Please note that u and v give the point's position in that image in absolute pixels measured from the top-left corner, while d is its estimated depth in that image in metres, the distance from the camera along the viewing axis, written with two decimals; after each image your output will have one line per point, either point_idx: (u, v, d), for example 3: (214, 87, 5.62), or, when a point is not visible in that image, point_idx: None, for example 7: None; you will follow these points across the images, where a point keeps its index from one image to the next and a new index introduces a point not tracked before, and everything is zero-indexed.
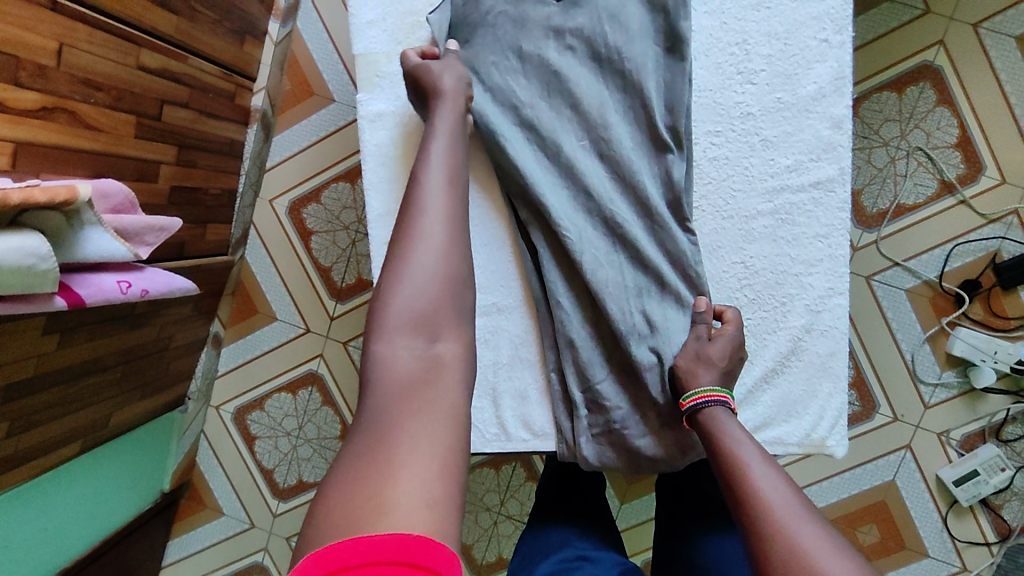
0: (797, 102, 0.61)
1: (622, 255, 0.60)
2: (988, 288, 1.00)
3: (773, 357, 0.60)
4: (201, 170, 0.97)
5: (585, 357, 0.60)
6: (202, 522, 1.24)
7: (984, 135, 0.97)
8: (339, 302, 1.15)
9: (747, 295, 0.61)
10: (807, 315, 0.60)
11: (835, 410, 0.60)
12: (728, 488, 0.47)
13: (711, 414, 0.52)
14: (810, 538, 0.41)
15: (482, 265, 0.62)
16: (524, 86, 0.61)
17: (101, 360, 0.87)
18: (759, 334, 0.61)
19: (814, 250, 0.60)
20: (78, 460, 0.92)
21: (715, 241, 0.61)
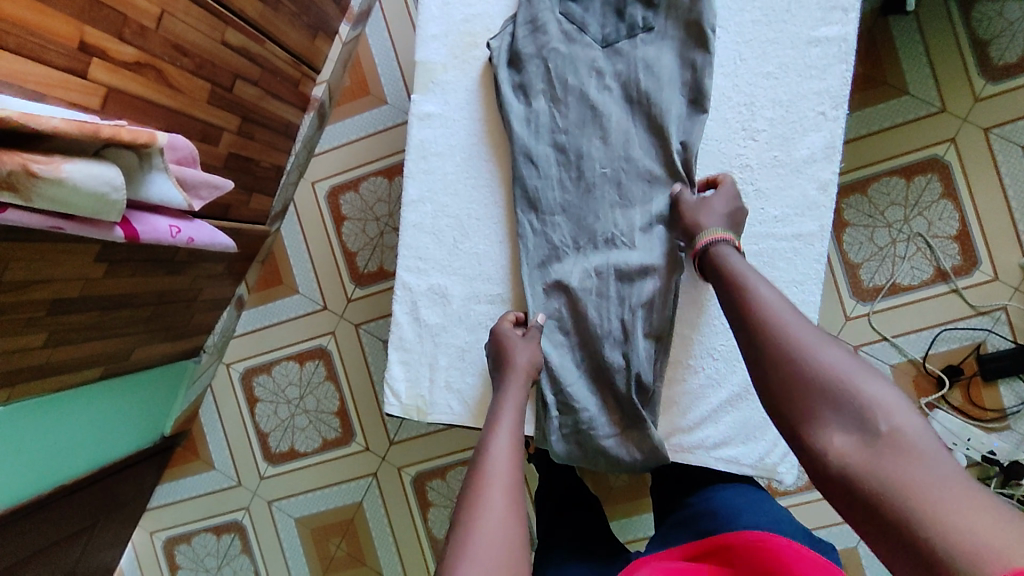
0: (791, 162, 0.66)
1: (613, 269, 0.65)
2: (970, 376, 1.04)
3: (739, 381, 0.65)
4: (256, 144, 1.06)
5: (560, 361, 0.66)
6: (194, 472, 1.30)
7: (983, 231, 1.03)
8: (358, 286, 1.22)
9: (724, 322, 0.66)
10: None
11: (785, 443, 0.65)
12: (732, 305, 0.55)
13: (716, 251, 0.59)
14: (801, 339, 0.48)
15: (491, 259, 0.68)
16: (556, 116, 0.69)
17: (137, 297, 0.95)
18: (730, 360, 0.66)
19: (787, 293, 0.65)
20: (96, 384, 0.99)
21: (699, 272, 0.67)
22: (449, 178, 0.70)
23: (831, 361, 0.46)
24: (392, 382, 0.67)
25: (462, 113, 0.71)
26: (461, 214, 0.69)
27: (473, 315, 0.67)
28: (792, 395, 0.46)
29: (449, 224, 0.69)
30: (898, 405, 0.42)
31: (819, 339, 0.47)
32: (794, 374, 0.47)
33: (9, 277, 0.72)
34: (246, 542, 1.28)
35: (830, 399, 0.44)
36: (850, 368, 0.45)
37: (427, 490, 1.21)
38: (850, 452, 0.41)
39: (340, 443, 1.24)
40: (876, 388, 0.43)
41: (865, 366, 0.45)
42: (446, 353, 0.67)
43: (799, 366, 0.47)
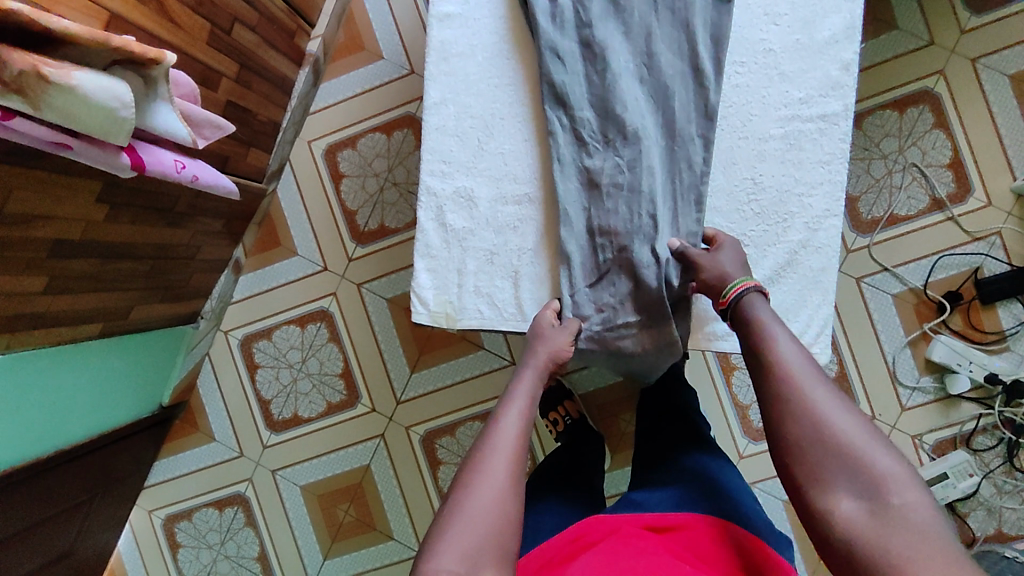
0: (812, 44, 0.66)
1: (647, 165, 0.63)
2: (969, 300, 1.06)
3: (771, 265, 0.64)
4: (254, 95, 1.04)
5: (578, 261, 0.64)
6: (194, 445, 1.27)
7: (975, 159, 1.06)
8: (359, 244, 1.21)
9: (755, 207, 0.65)
10: (805, 232, 0.64)
11: (822, 319, 0.64)
12: (751, 351, 0.59)
13: (749, 301, 0.60)
14: (821, 400, 0.54)
15: (516, 157, 0.66)
16: (580, 9, 0.66)
17: (137, 248, 0.92)
18: (760, 245, 0.65)
19: (815, 174, 0.64)
20: (96, 342, 0.96)
21: (729, 156, 0.65)
22: (471, 79, 0.67)
23: (847, 427, 0.52)
24: (419, 290, 0.65)
25: (479, 10, 0.68)
26: (486, 113, 0.66)
27: (500, 217, 0.65)
28: (810, 449, 0.53)
29: (472, 126, 0.66)
30: (905, 479, 0.49)
31: (836, 405, 0.53)
32: (816, 432, 0.53)
33: (13, 208, 0.69)
34: (251, 515, 1.25)
35: (848, 463, 0.51)
36: (863, 441, 0.52)
37: (436, 448, 1.19)
38: (855, 516, 0.49)
39: (346, 406, 1.22)
40: (886, 463, 0.50)
41: (877, 437, 0.52)
42: (474, 257, 0.65)
43: (821, 427, 0.53)
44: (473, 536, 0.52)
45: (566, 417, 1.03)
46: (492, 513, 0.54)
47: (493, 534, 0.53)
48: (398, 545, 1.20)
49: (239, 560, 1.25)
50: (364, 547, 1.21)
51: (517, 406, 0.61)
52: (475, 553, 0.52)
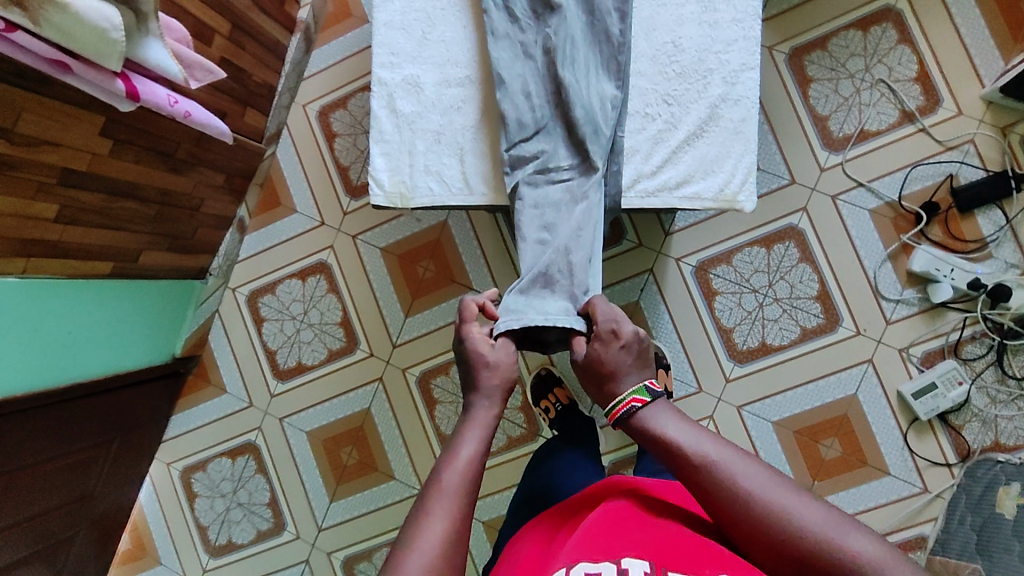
0: None
1: (576, 35, 0.68)
2: (947, 210, 1.07)
3: (694, 121, 0.68)
4: (247, 55, 1.13)
5: (518, 119, 0.69)
6: (207, 397, 1.34)
7: (942, 70, 1.07)
8: (353, 198, 1.28)
9: (676, 69, 0.69)
10: (724, 86, 0.68)
11: (745, 168, 0.68)
12: (673, 466, 0.57)
13: (642, 415, 0.60)
14: (768, 497, 0.52)
15: (450, 39, 0.71)
16: None
17: (141, 189, 1.01)
18: (683, 103, 0.69)
19: (730, 32, 0.68)
20: (108, 281, 1.05)
21: (650, 23, 0.69)
22: None
23: (816, 522, 0.50)
24: (375, 174, 0.71)
25: None
26: (427, 5, 0.71)
27: (444, 99, 0.71)
28: (784, 556, 0.51)
29: (416, 15, 0.71)
30: (890, 558, 0.48)
31: (783, 495, 0.52)
32: (785, 543, 0.50)
33: (23, 129, 0.78)
34: (261, 462, 1.31)
35: (815, 553, 0.49)
36: (828, 522, 0.50)
37: (432, 388, 1.24)
38: None
39: (346, 352, 1.28)
40: (857, 541, 0.49)
41: (845, 518, 0.50)
42: (423, 139, 0.71)
43: (781, 528, 0.51)
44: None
45: (556, 404, 1.11)
46: (436, 559, 0.50)
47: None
48: (399, 484, 1.25)
49: (251, 506, 1.31)
50: (367, 488, 1.26)
51: (468, 441, 0.58)
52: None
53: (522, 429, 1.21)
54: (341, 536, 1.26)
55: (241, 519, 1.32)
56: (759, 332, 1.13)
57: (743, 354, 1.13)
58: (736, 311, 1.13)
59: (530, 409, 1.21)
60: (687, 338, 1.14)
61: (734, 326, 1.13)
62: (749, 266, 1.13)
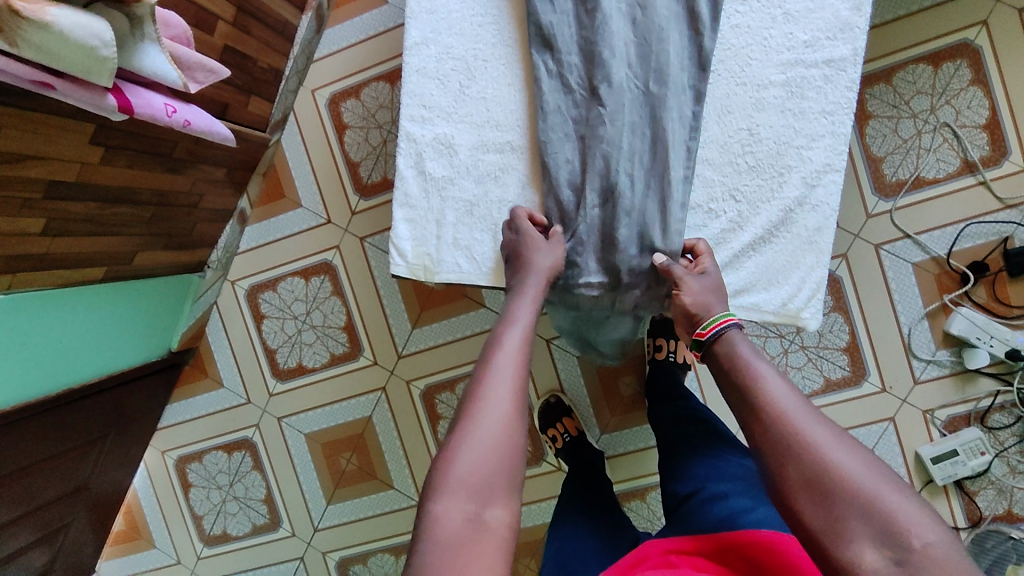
0: None
1: (639, 118, 0.61)
2: (995, 272, 1.00)
3: (763, 224, 0.62)
4: (253, 41, 1.03)
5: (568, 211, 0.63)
6: (203, 389, 1.30)
7: (1014, 119, 0.98)
8: (362, 197, 1.19)
9: (749, 161, 0.62)
10: (802, 188, 0.61)
11: (814, 282, 0.62)
12: (743, 400, 0.55)
13: (727, 344, 0.59)
14: (824, 441, 0.50)
15: (497, 106, 0.65)
16: None
17: (135, 192, 0.93)
18: (754, 201, 0.62)
19: (817, 125, 0.61)
20: (100, 286, 0.98)
21: (725, 104, 0.62)
22: (456, 20, 0.65)
23: (857, 469, 0.48)
24: (397, 241, 0.66)
25: None
26: (467, 54, 0.65)
27: (480, 165, 0.65)
28: (800, 471, 0.49)
29: (457, 71, 0.65)
30: (922, 518, 0.45)
31: (841, 445, 0.50)
32: (818, 473, 0.48)
33: (3, 146, 0.69)
34: (257, 459, 1.29)
35: (843, 491, 0.47)
36: (872, 480, 0.47)
37: (436, 403, 1.20)
38: (880, 567, 0.44)
39: (348, 358, 1.23)
40: (903, 504, 0.46)
41: (893, 478, 0.48)
42: (453, 208, 0.65)
43: (824, 466, 0.49)
44: (461, 526, 0.48)
45: (565, 434, 1.07)
46: (494, 446, 0.52)
47: (506, 463, 0.52)
48: (396, 494, 1.23)
49: (247, 501, 1.30)
50: (364, 495, 1.24)
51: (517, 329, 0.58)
52: (484, 479, 0.51)
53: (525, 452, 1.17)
54: (337, 539, 1.25)
55: (236, 512, 1.30)
56: None
57: None
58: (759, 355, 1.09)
59: (536, 434, 1.17)
60: (711, 399, 1.06)
61: None
62: None
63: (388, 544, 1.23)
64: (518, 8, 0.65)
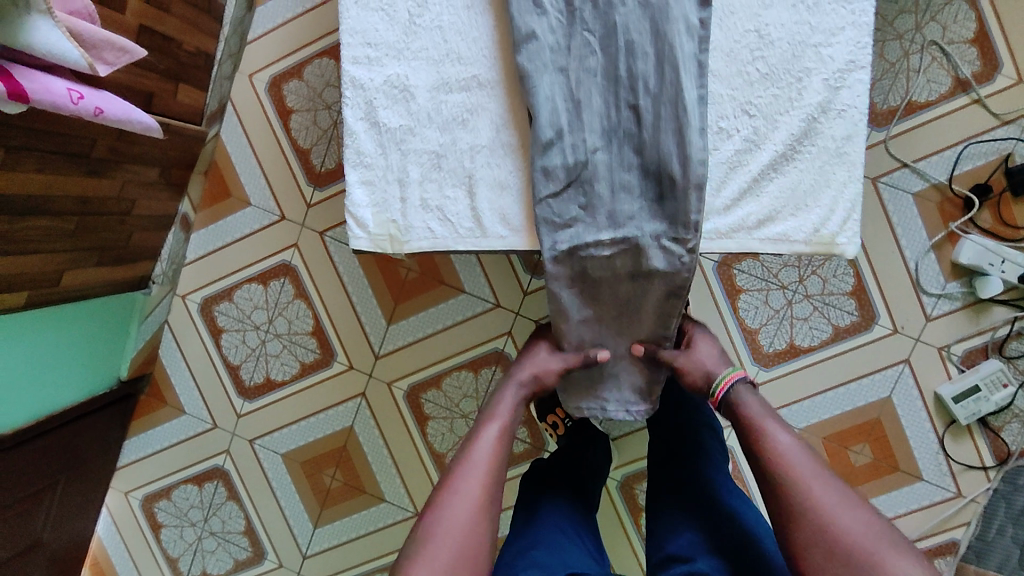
0: None
1: (636, 36, 0.52)
2: (999, 193, 0.95)
3: (785, 139, 0.54)
4: (173, 20, 0.91)
5: (557, 159, 0.54)
6: (164, 419, 1.18)
7: (1002, 29, 0.92)
8: (316, 188, 1.09)
9: (760, 69, 0.54)
10: (825, 92, 0.54)
11: (848, 201, 0.55)
12: (751, 452, 0.60)
13: (736, 393, 0.64)
14: (829, 502, 0.53)
15: (462, 37, 0.55)
16: None
17: (52, 201, 0.81)
18: (771, 115, 0.54)
19: (835, 17, 0.54)
20: (25, 314, 0.86)
21: (727, 6, 0.54)
22: None
23: (864, 532, 0.51)
24: (354, 209, 0.56)
25: None
26: None
27: (444, 109, 0.56)
28: (805, 530, 0.53)
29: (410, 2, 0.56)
30: None
31: (849, 508, 0.52)
32: (823, 535, 0.52)
33: None
34: (232, 488, 1.17)
35: (849, 555, 0.50)
36: (880, 543, 0.50)
37: (423, 404, 1.10)
38: None
39: (321, 366, 1.12)
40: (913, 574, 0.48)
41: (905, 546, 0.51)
42: (417, 163, 0.56)
43: (829, 528, 0.52)
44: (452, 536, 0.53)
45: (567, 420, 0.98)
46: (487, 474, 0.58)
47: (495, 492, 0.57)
48: (389, 507, 1.13)
49: (225, 535, 1.18)
50: (354, 512, 1.14)
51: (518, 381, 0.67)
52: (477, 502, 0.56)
53: (525, 444, 1.08)
54: (330, 563, 1.15)
55: (214, 549, 1.19)
56: (787, 333, 1.02)
57: (769, 358, 1.02)
58: (762, 310, 1.02)
59: (533, 424, 1.08)
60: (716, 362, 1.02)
61: (759, 326, 1.02)
62: (778, 260, 1.01)
63: (387, 562, 1.13)
64: None
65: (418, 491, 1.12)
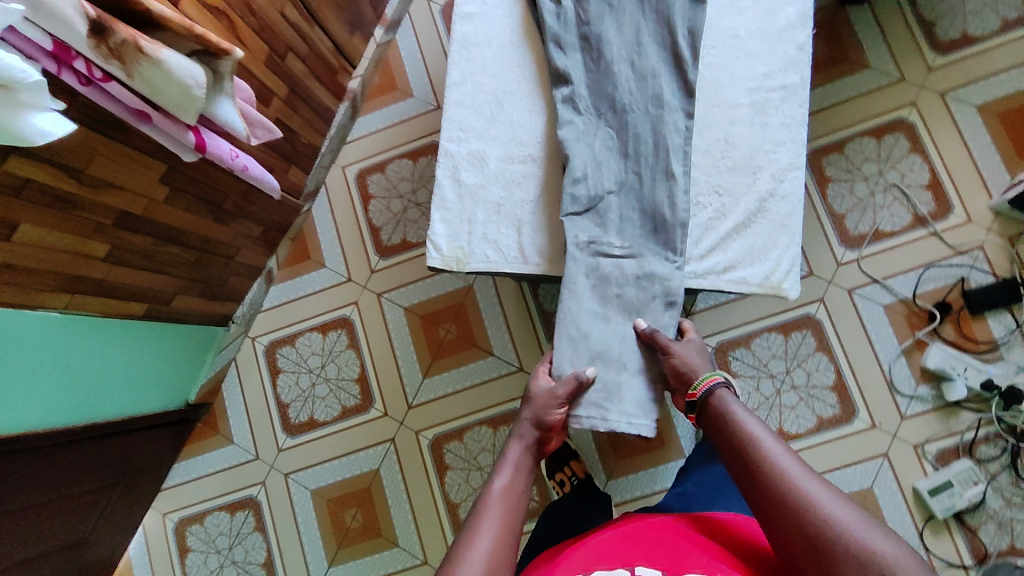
0: (772, 29, 0.76)
1: (642, 130, 0.75)
2: (958, 310, 1.11)
3: (743, 211, 0.74)
4: (298, 117, 1.18)
5: (585, 194, 0.74)
6: (212, 447, 1.32)
7: (952, 179, 1.14)
8: (382, 257, 1.31)
9: (727, 162, 0.75)
10: (772, 182, 0.74)
11: (789, 258, 0.74)
12: (730, 440, 0.69)
13: (718, 398, 0.74)
14: (789, 471, 0.62)
15: (520, 124, 0.78)
16: (580, 7, 0.77)
17: (186, 235, 1.04)
18: (734, 195, 0.75)
19: (778, 134, 0.75)
20: (139, 323, 1.05)
21: (704, 121, 0.76)
22: (485, 63, 0.80)
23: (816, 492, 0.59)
24: (434, 237, 0.77)
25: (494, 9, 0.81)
26: (498, 90, 0.79)
27: (507, 173, 0.77)
28: (770, 497, 0.61)
29: (488, 101, 0.79)
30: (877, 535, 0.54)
31: (806, 476, 0.60)
32: (783, 496, 0.60)
33: (92, 172, 0.82)
34: (261, 519, 1.27)
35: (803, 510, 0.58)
36: (831, 502, 0.57)
37: (444, 454, 1.23)
38: None
39: (359, 411, 1.27)
40: (855, 522, 0.55)
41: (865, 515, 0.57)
42: (483, 209, 0.77)
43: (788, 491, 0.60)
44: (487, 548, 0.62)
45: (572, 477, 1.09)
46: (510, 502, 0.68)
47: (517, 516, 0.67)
48: (401, 551, 1.21)
49: (246, 566, 1.26)
50: (368, 553, 1.22)
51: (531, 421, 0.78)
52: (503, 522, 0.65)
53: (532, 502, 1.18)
54: None
55: None
56: (776, 419, 1.14)
57: None
58: (754, 395, 1.15)
59: (542, 481, 1.19)
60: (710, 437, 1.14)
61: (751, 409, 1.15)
62: (767, 351, 1.16)
63: None
64: (533, 46, 0.79)
65: (430, 539, 1.20)
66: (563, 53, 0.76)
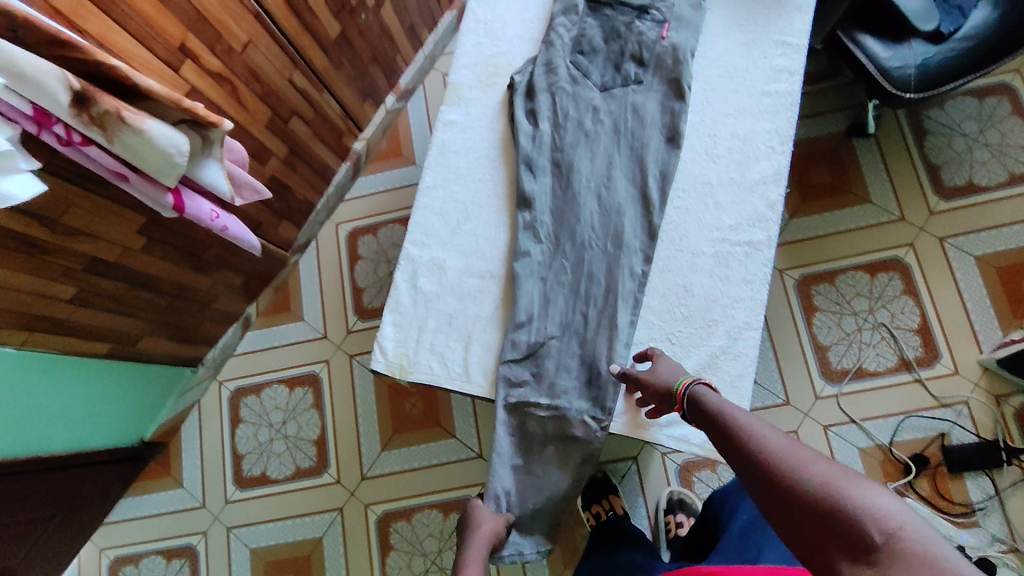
0: (744, 182, 0.81)
1: (595, 268, 0.79)
2: (936, 465, 1.06)
3: (693, 365, 0.75)
4: (297, 175, 1.20)
5: (523, 336, 0.77)
6: (161, 488, 1.29)
7: (943, 328, 1.10)
8: (359, 318, 1.31)
9: (684, 310, 0.77)
10: (726, 338, 0.76)
11: None
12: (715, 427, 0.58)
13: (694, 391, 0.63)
14: (783, 452, 0.50)
15: (484, 241, 0.82)
16: (557, 137, 0.84)
17: (160, 282, 1.04)
18: (685, 345, 0.76)
19: (739, 290, 0.77)
20: (100, 362, 1.05)
21: (666, 265, 0.79)
22: (463, 175, 0.85)
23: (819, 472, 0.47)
24: (383, 340, 0.80)
25: (477, 126, 0.87)
26: (467, 200, 0.84)
27: (464, 286, 0.81)
28: (767, 488, 0.49)
29: (461, 215, 0.84)
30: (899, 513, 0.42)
31: (803, 453, 0.49)
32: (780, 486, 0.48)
33: (67, 220, 0.82)
34: (195, 571, 1.24)
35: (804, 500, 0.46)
36: (840, 479, 0.46)
37: (389, 533, 1.19)
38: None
39: (312, 473, 1.25)
40: (872, 502, 0.43)
41: (856, 475, 0.46)
42: (435, 318, 0.80)
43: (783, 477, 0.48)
44: None
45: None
46: None
47: None
48: None
49: None
50: None
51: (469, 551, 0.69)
52: None
53: None
54: None
55: None
56: None
57: None
58: None
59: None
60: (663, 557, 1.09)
61: None
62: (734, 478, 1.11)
63: None
64: (511, 164, 0.85)
65: None
66: (534, 180, 0.82)
